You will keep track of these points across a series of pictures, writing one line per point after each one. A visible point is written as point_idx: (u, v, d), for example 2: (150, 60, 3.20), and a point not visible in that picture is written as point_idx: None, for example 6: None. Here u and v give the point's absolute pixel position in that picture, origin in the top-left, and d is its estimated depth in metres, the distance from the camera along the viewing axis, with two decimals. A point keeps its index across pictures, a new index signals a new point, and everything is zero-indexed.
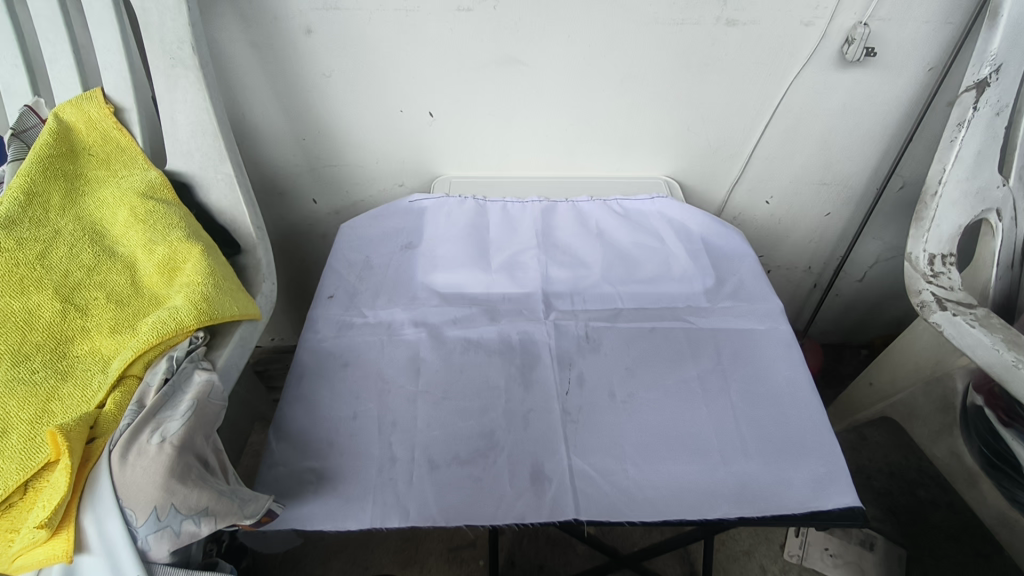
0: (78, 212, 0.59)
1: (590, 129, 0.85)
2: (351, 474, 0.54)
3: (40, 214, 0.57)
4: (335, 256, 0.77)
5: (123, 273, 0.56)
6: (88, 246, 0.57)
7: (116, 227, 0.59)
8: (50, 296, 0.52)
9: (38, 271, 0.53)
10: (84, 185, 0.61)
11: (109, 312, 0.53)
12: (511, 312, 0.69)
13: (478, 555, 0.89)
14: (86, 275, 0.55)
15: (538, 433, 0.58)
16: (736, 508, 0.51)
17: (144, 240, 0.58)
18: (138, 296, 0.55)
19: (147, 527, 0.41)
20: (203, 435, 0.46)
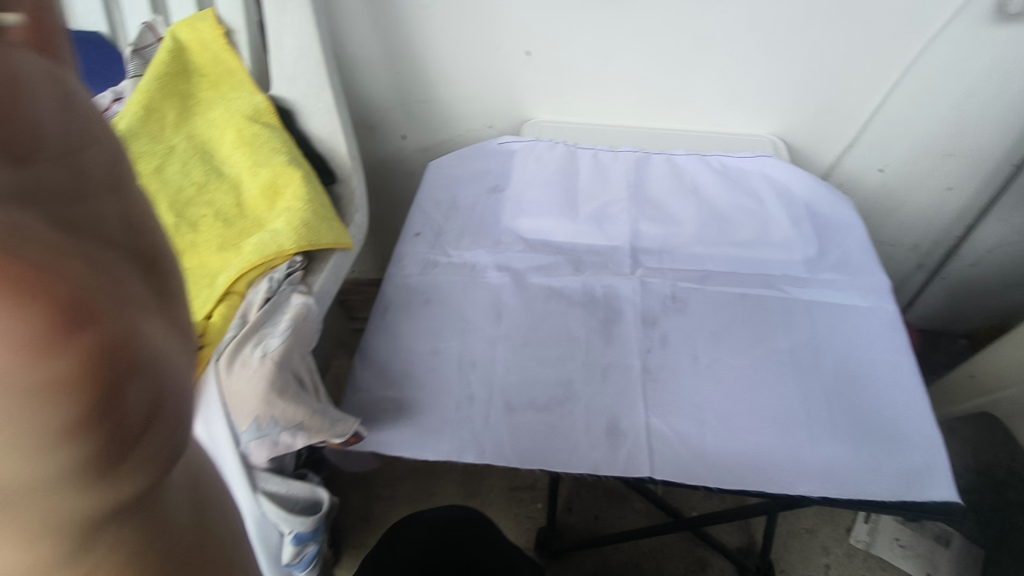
0: (190, 131, 0.62)
1: (694, 78, 0.79)
2: (431, 407, 0.56)
3: (156, 131, 0.60)
4: (423, 193, 0.77)
5: (229, 193, 0.58)
6: (199, 164, 0.59)
7: (223, 148, 0.61)
8: (165, 210, 0.55)
9: (154, 185, 0.57)
10: (194, 106, 0.63)
11: (216, 230, 0.55)
12: (596, 264, 0.68)
13: (537, 498, 0.91)
14: (195, 193, 0.57)
15: (616, 388, 0.57)
16: (819, 486, 0.49)
17: (248, 163, 0.60)
18: (243, 216, 0.57)
19: (249, 434, 0.44)
20: (299, 354, 0.48)
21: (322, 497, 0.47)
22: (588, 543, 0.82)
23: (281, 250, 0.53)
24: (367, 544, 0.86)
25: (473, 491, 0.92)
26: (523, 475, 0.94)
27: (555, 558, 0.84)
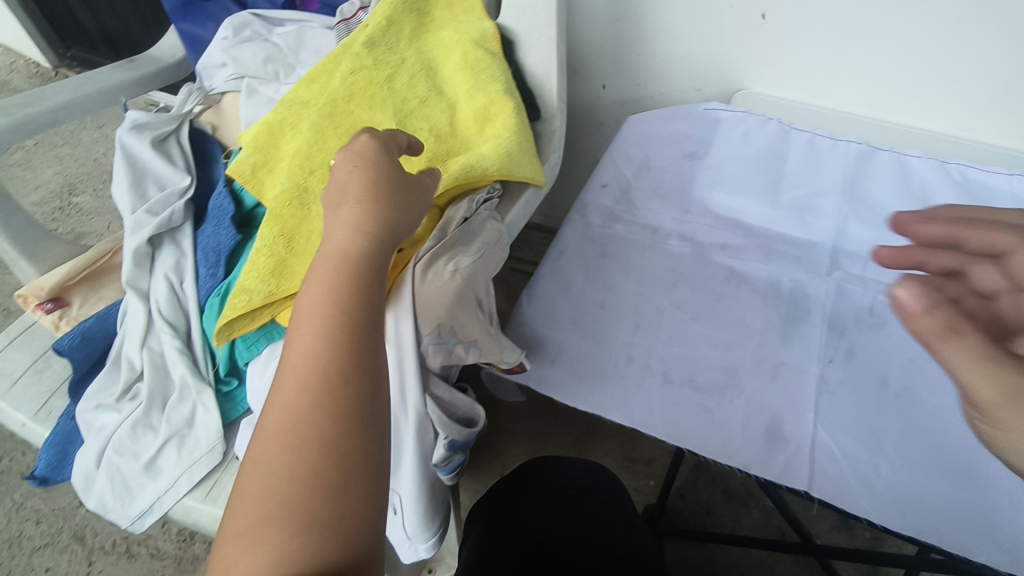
0: (421, 47, 0.65)
1: (956, 72, 0.67)
2: (588, 358, 0.56)
3: (393, 42, 0.63)
4: (616, 146, 0.76)
5: (445, 111, 0.61)
6: (424, 79, 0.62)
7: (448, 69, 0.64)
8: (389, 116, 0.59)
9: (384, 92, 0.60)
10: (428, 24, 0.66)
11: (429, 144, 0.58)
12: (788, 256, 0.63)
13: (651, 475, 0.90)
14: (417, 106, 0.60)
15: (784, 390, 0.53)
16: (1008, 562, 0.43)
17: (468, 87, 0.62)
18: (454, 136, 0.59)
19: (430, 338, 0.47)
20: (484, 278, 0.50)
21: (479, 415, 0.49)
22: (696, 535, 0.80)
23: (483, 173, 0.55)
24: (482, 467, 0.91)
25: (589, 449, 0.92)
26: (643, 449, 0.93)
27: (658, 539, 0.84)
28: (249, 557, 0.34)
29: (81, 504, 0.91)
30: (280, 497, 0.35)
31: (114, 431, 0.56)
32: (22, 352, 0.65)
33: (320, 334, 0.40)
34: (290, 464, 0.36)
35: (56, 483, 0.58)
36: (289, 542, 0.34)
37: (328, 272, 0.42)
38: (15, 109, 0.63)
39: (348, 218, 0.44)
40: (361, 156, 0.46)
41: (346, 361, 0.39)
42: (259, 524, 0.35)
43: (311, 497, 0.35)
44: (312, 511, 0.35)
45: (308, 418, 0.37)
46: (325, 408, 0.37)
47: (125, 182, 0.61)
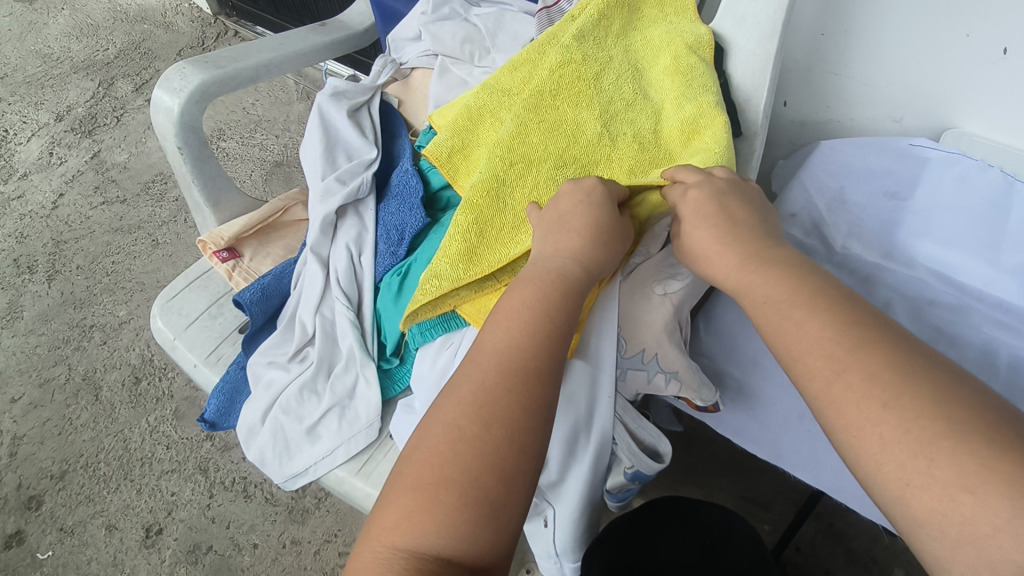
0: (628, 45, 0.61)
1: None
2: (772, 402, 0.53)
3: (602, 36, 0.60)
4: (807, 174, 0.71)
5: (650, 118, 0.57)
6: (630, 82, 0.59)
7: (655, 74, 0.60)
8: (594, 116, 0.56)
9: (591, 90, 0.57)
10: (637, 23, 0.63)
11: (632, 151, 0.55)
12: (1008, 325, 0.56)
13: (768, 519, 0.86)
14: (621, 109, 0.57)
15: None
16: None
17: (679, 91, 0.57)
18: (657, 146, 0.56)
19: (631, 361, 0.45)
20: (689, 305, 0.47)
21: (665, 451, 0.47)
22: None
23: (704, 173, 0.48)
24: None
25: (701, 478, 0.89)
26: (760, 489, 0.88)
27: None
28: (423, 515, 0.33)
29: (206, 437, 0.95)
30: (457, 465, 0.34)
31: (283, 390, 0.58)
32: (198, 296, 0.67)
33: (525, 327, 0.38)
34: (473, 438, 0.35)
35: (222, 429, 0.60)
36: (460, 513, 0.33)
37: (540, 280, 0.41)
38: (225, 63, 0.65)
39: (570, 235, 0.43)
40: (586, 183, 0.45)
41: (544, 359, 0.37)
42: (437, 486, 0.33)
43: (491, 479, 0.34)
44: (481, 491, 0.33)
45: (501, 401, 0.36)
46: (518, 399, 0.36)
47: (319, 147, 0.61)
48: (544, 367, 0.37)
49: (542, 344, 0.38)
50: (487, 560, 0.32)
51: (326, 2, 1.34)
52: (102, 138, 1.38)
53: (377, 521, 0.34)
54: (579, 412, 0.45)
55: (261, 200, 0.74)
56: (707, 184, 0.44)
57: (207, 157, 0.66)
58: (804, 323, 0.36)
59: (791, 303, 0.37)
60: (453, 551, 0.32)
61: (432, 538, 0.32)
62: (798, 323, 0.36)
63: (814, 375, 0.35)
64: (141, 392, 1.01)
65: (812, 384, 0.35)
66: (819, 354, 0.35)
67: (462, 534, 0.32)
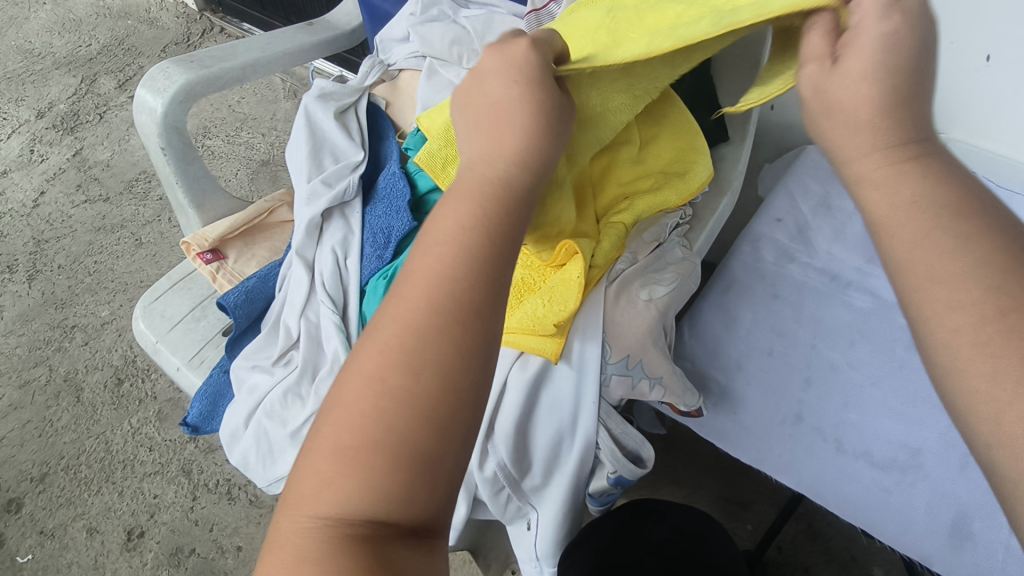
0: None
1: None
2: (753, 406, 0.54)
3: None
4: (792, 173, 0.70)
5: None
6: None
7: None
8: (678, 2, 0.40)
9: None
10: None
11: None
12: None
13: (750, 519, 0.86)
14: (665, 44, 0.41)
15: None
16: None
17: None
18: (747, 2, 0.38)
19: (616, 367, 0.45)
20: (674, 310, 0.48)
21: (648, 455, 0.47)
22: None
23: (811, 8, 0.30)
24: None
25: (684, 479, 0.90)
26: (741, 489, 0.89)
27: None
28: (347, 478, 0.26)
29: (189, 439, 0.94)
30: (376, 423, 0.27)
31: (266, 393, 0.57)
32: (182, 298, 0.67)
33: (462, 248, 0.29)
34: (395, 391, 0.27)
35: (205, 433, 0.60)
36: (387, 481, 0.26)
37: (472, 188, 0.31)
38: (211, 62, 0.64)
39: (510, 128, 0.32)
40: (520, 52, 0.32)
41: (491, 285, 0.29)
42: (362, 445, 0.27)
43: (428, 435, 0.27)
44: (412, 452, 0.26)
45: (431, 343, 0.28)
46: (454, 341, 0.28)
47: (306, 149, 0.61)
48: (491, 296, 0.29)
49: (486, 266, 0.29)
50: (428, 525, 0.27)
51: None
52: (84, 136, 1.36)
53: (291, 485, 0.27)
54: (563, 414, 0.46)
55: (245, 202, 0.73)
56: (912, 31, 0.31)
57: (191, 158, 0.65)
58: (953, 247, 0.28)
59: (946, 211, 0.29)
60: (389, 517, 0.26)
61: (360, 504, 0.26)
62: (914, 242, 0.29)
63: (954, 307, 0.27)
64: (123, 393, 1.00)
65: (944, 317, 0.27)
66: (969, 282, 0.27)
67: (396, 498, 0.26)
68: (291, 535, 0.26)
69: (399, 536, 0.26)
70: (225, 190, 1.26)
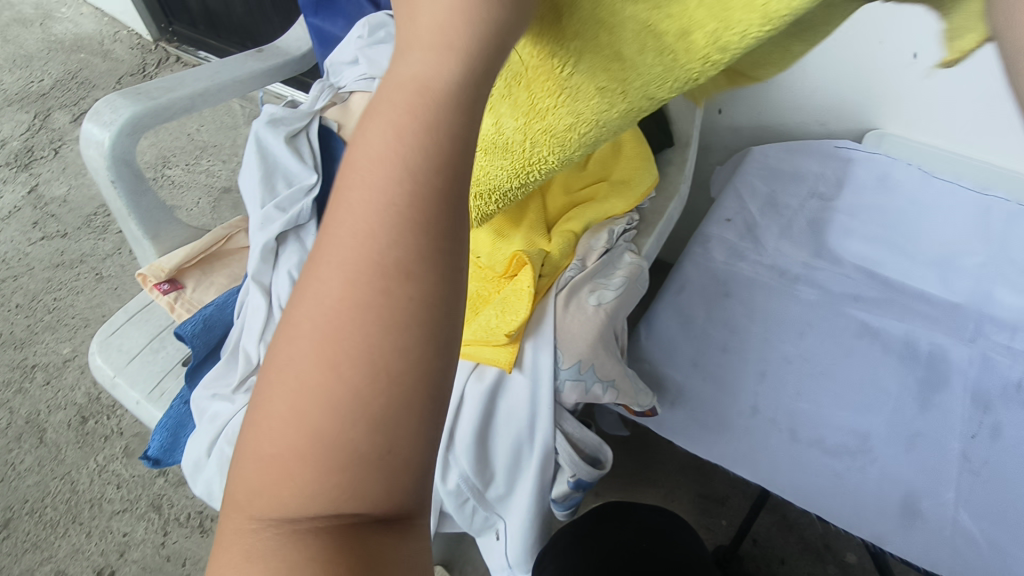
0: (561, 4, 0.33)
1: None
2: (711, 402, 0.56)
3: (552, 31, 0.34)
4: (740, 177, 0.72)
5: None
6: None
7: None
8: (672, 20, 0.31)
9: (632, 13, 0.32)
10: None
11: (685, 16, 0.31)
12: (925, 316, 0.59)
13: (726, 514, 0.88)
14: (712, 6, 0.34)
15: (923, 463, 0.51)
16: None
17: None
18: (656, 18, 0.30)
19: (569, 373, 0.45)
20: (623, 313, 0.49)
21: (606, 455, 0.48)
22: None
23: None
24: None
25: (658, 478, 0.91)
26: (715, 485, 0.90)
27: None
28: (285, 483, 0.18)
29: (158, 473, 0.93)
30: (306, 416, 0.18)
31: (228, 421, 0.56)
32: (140, 330, 0.66)
33: (392, 150, 0.20)
34: (324, 366, 0.19)
35: (167, 465, 0.59)
36: (336, 476, 0.18)
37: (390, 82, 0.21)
38: (159, 93, 0.64)
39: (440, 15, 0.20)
40: None
41: (452, 199, 0.20)
42: (299, 433, 0.19)
43: (386, 396, 0.19)
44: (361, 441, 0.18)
45: (359, 304, 0.19)
46: (394, 286, 0.19)
47: (257, 176, 0.62)
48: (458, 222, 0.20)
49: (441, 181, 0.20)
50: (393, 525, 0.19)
51: (268, 25, 1.33)
52: (38, 172, 1.34)
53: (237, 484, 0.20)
54: (520, 424, 0.46)
55: (202, 230, 0.73)
56: None
57: (143, 190, 0.65)
58: None
59: None
60: (348, 520, 0.18)
61: (311, 502, 0.18)
62: None
63: None
64: (88, 431, 0.98)
65: None
66: None
67: (359, 489, 0.18)
68: (234, 559, 0.19)
69: (373, 530, 0.18)
70: (188, 219, 1.25)
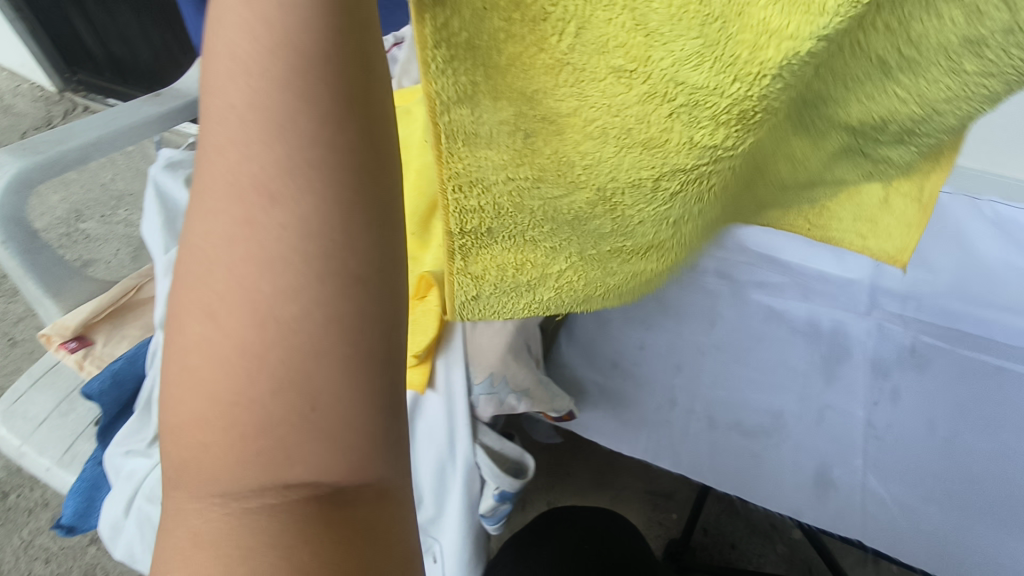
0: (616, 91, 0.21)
1: None
2: (632, 399, 0.57)
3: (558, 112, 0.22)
4: None
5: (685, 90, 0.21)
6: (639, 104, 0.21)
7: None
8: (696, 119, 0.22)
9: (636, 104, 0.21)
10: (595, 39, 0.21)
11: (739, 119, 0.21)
12: (824, 294, 0.62)
13: (673, 507, 0.91)
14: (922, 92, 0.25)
15: (832, 433, 0.53)
16: None
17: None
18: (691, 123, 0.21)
19: (482, 387, 0.46)
20: (533, 322, 0.50)
21: (529, 464, 0.48)
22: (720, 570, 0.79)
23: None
24: None
25: (608, 481, 0.93)
26: (662, 480, 0.93)
27: None
28: (206, 460, 0.17)
29: (90, 541, 0.88)
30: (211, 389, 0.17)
31: (145, 478, 0.54)
32: (46, 393, 0.63)
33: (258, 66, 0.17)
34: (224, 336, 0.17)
35: (84, 530, 0.58)
36: (256, 456, 0.17)
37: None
38: (44, 147, 0.62)
39: None
40: None
41: (342, 96, 0.17)
42: (215, 387, 0.17)
43: (304, 350, 0.17)
44: (274, 417, 0.17)
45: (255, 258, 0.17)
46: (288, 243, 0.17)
47: (159, 222, 0.60)
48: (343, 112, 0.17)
49: (303, 63, 0.17)
50: (368, 468, 0.18)
51: (177, 66, 1.31)
52: None
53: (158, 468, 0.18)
54: (440, 443, 0.46)
55: (108, 281, 0.70)
56: None
57: (37, 247, 0.62)
58: None
59: None
60: (299, 475, 0.17)
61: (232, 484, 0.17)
62: None
63: None
64: (10, 506, 0.92)
65: None
66: None
67: (287, 465, 0.17)
68: (177, 549, 0.17)
69: (335, 499, 0.18)
70: (106, 272, 1.20)
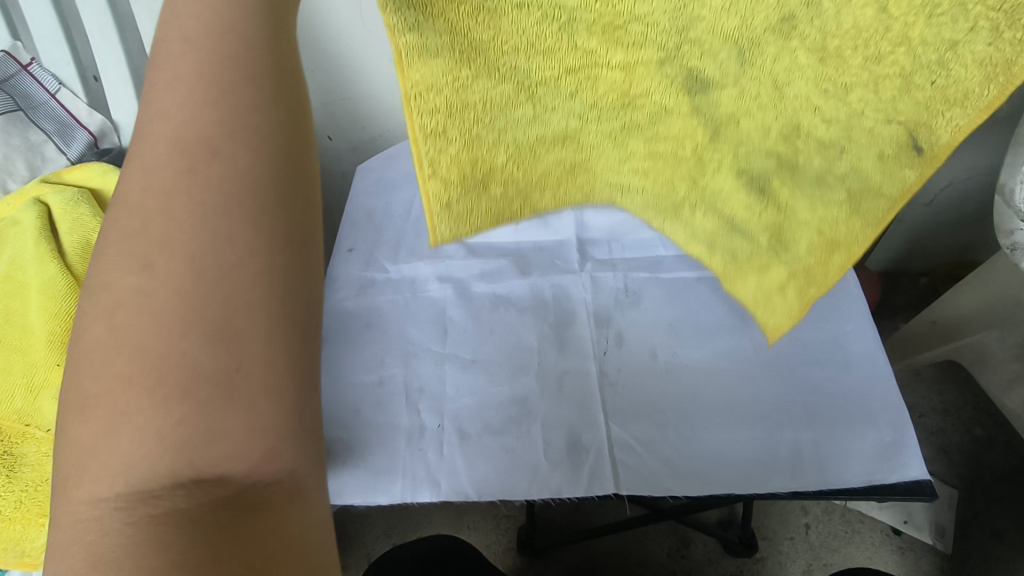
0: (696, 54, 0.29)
1: None
2: (380, 443, 0.53)
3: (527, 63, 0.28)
4: (352, 203, 0.72)
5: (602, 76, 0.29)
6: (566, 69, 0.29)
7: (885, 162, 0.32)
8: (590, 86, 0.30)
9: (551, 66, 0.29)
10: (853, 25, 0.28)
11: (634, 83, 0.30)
12: (542, 265, 0.64)
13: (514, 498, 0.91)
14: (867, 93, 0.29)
15: (574, 398, 0.54)
16: (790, 484, 0.48)
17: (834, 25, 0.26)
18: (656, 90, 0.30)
19: None
20: None
21: None
22: (568, 538, 0.81)
23: None
24: (347, 564, 0.87)
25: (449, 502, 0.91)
26: None
27: (537, 554, 0.84)
28: (129, 453, 0.23)
29: None
30: (142, 399, 0.23)
31: None
32: None
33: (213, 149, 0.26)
34: (159, 359, 0.23)
35: None
36: (180, 451, 0.23)
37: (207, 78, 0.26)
38: None
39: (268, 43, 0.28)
40: None
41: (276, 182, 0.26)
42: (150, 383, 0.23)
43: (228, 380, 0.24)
44: (204, 424, 0.23)
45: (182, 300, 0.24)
46: (208, 294, 0.24)
47: None
48: (248, 184, 0.26)
49: (222, 126, 0.26)
50: (278, 475, 0.24)
51: None
52: None
53: (67, 463, 0.23)
54: None
55: None
56: None
57: None
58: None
59: None
60: (217, 472, 0.23)
61: (148, 474, 0.23)
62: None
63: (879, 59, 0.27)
64: None
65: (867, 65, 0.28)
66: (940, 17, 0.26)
67: (211, 461, 0.23)
68: (73, 541, 0.23)
69: (234, 522, 0.23)
70: None
